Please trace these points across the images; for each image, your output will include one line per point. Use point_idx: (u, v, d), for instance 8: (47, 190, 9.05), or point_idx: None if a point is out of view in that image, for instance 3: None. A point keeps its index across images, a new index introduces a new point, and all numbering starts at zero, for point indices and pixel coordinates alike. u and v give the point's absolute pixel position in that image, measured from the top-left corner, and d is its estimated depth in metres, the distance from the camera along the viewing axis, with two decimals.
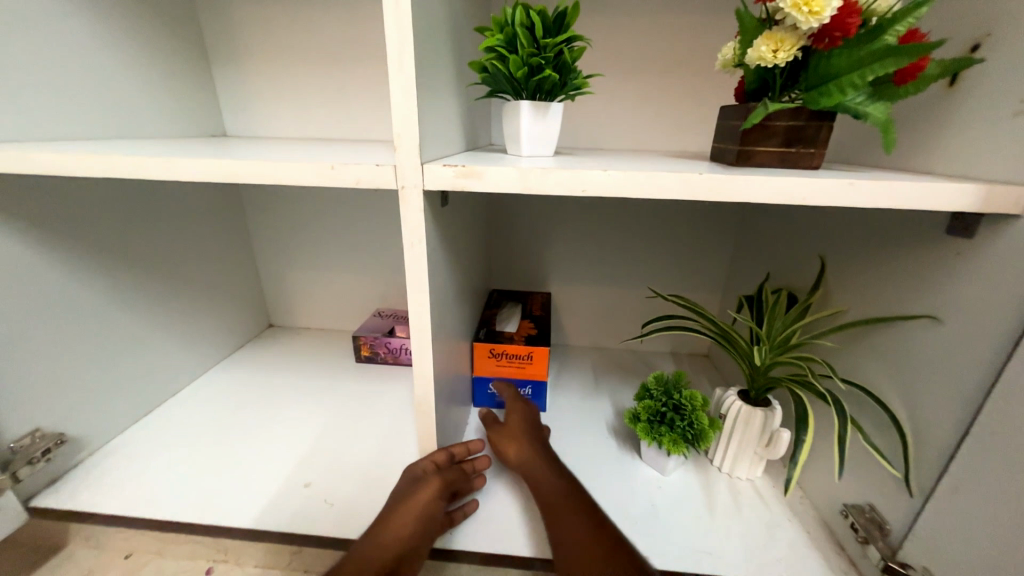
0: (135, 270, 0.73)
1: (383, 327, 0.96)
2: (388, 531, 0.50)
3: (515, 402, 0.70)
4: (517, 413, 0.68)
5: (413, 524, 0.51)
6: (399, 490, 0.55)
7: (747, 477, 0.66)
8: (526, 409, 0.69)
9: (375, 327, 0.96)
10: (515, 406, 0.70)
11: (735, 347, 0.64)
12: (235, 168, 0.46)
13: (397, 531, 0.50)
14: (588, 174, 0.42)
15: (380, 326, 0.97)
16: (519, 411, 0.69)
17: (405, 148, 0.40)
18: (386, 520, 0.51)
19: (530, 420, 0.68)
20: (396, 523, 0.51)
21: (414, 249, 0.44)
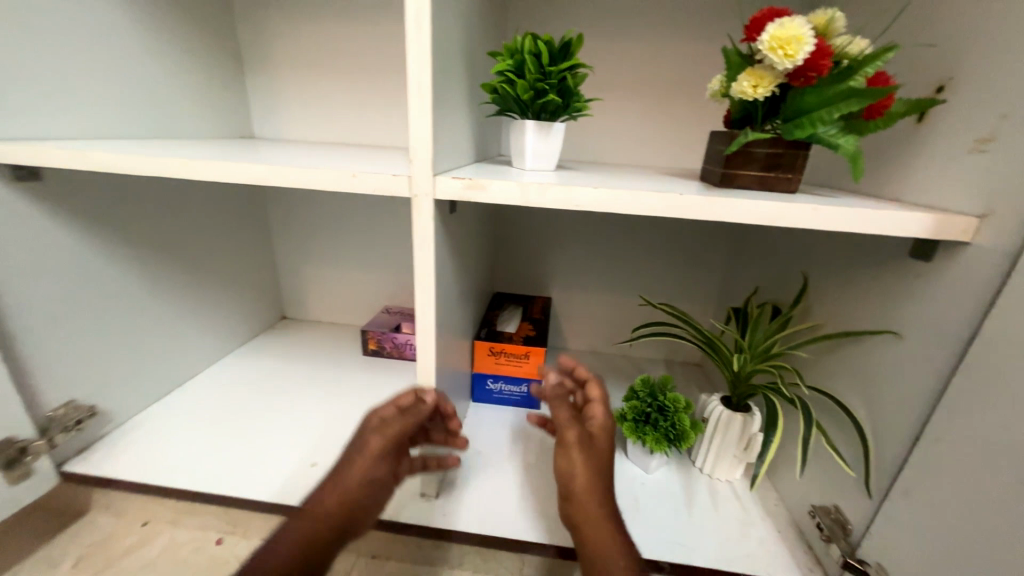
0: (166, 258, 0.79)
1: (390, 323, 1.01)
2: (335, 493, 0.52)
3: (598, 401, 0.61)
4: (598, 419, 0.59)
5: (359, 486, 0.53)
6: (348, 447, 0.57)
7: (727, 478, 0.69)
8: (608, 417, 0.60)
9: (383, 323, 1.01)
10: (597, 406, 0.60)
11: (719, 355, 0.68)
12: (267, 172, 0.51)
13: (337, 494, 0.52)
14: (581, 190, 0.46)
15: (387, 322, 1.02)
16: (600, 413, 0.59)
17: (419, 160, 0.45)
18: (335, 481, 0.53)
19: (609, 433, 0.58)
20: (343, 484, 0.53)
21: (423, 251, 0.49)
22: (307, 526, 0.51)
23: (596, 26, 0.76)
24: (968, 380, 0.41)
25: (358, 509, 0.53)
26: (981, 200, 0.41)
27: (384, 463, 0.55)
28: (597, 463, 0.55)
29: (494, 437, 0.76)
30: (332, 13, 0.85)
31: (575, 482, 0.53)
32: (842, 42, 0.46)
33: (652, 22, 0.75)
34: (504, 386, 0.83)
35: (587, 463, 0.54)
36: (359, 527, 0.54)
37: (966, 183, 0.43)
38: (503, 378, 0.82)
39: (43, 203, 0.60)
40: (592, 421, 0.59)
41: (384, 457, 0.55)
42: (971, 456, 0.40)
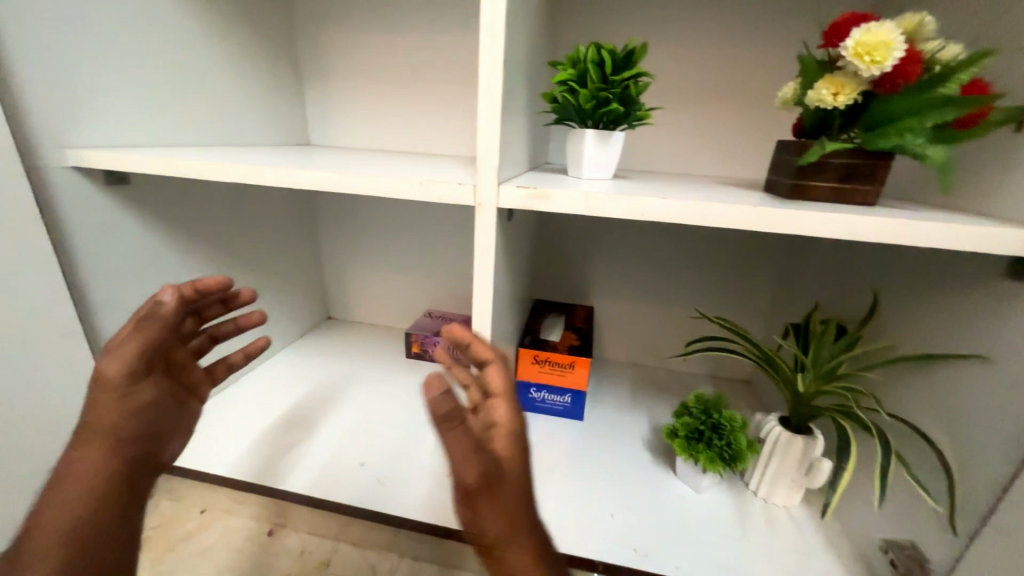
0: (230, 259, 0.83)
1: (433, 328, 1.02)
2: (98, 434, 0.48)
3: (501, 400, 0.49)
4: (502, 431, 0.49)
5: (122, 418, 0.49)
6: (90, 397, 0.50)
7: (785, 504, 0.65)
8: (512, 424, 0.49)
9: (426, 327, 1.03)
10: (501, 406, 0.49)
11: (778, 372, 0.65)
12: (336, 179, 0.53)
13: (104, 442, 0.48)
14: (648, 201, 0.46)
15: (430, 326, 1.03)
16: (505, 426, 0.49)
17: (486, 170, 0.46)
18: (96, 422, 0.49)
19: (516, 446, 0.49)
20: (100, 423, 0.49)
21: (484, 258, 0.49)
22: (83, 489, 0.47)
23: (650, 34, 0.75)
24: None
25: (127, 443, 0.50)
26: None
27: (144, 385, 0.51)
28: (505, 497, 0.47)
29: (538, 447, 0.76)
30: (387, 25, 0.88)
31: (486, 535, 0.47)
32: (932, 46, 0.43)
33: (710, 30, 0.73)
34: (547, 395, 0.82)
35: (499, 502, 0.47)
36: (159, 447, 0.53)
37: None
38: (547, 388, 0.81)
39: (128, 204, 0.65)
40: (492, 432, 0.49)
41: (144, 378, 0.51)
42: None
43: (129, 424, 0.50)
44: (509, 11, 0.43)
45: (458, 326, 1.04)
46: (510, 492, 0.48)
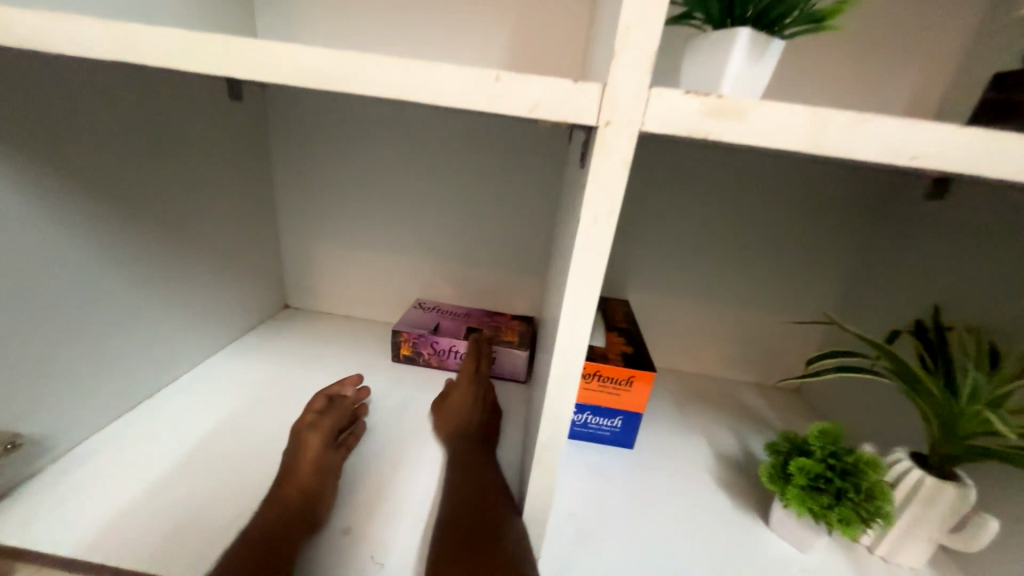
0: (139, 221, 0.56)
1: (427, 323, 0.78)
2: (281, 496, 0.47)
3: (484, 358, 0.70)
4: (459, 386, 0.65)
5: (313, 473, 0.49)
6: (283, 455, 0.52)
7: (911, 565, 0.51)
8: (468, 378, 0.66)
9: (417, 323, 0.78)
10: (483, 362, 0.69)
11: (921, 395, 0.49)
12: (328, 65, 0.28)
13: (300, 483, 0.48)
14: (926, 129, 0.24)
15: (423, 321, 0.79)
16: (461, 381, 0.65)
17: (630, 56, 0.24)
18: (278, 487, 0.47)
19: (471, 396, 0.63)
20: (291, 481, 0.48)
21: (596, 228, 0.28)
22: (272, 515, 0.45)
23: None
24: None
25: (316, 500, 0.48)
26: None
27: (334, 452, 0.53)
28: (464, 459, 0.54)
29: (586, 488, 0.57)
30: None
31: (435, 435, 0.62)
32: None
33: None
34: (591, 418, 0.63)
35: (443, 421, 0.62)
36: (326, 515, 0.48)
37: None
38: (591, 408, 0.62)
39: None
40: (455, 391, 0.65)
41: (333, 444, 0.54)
42: None
43: (319, 482, 0.49)
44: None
45: (457, 321, 0.80)
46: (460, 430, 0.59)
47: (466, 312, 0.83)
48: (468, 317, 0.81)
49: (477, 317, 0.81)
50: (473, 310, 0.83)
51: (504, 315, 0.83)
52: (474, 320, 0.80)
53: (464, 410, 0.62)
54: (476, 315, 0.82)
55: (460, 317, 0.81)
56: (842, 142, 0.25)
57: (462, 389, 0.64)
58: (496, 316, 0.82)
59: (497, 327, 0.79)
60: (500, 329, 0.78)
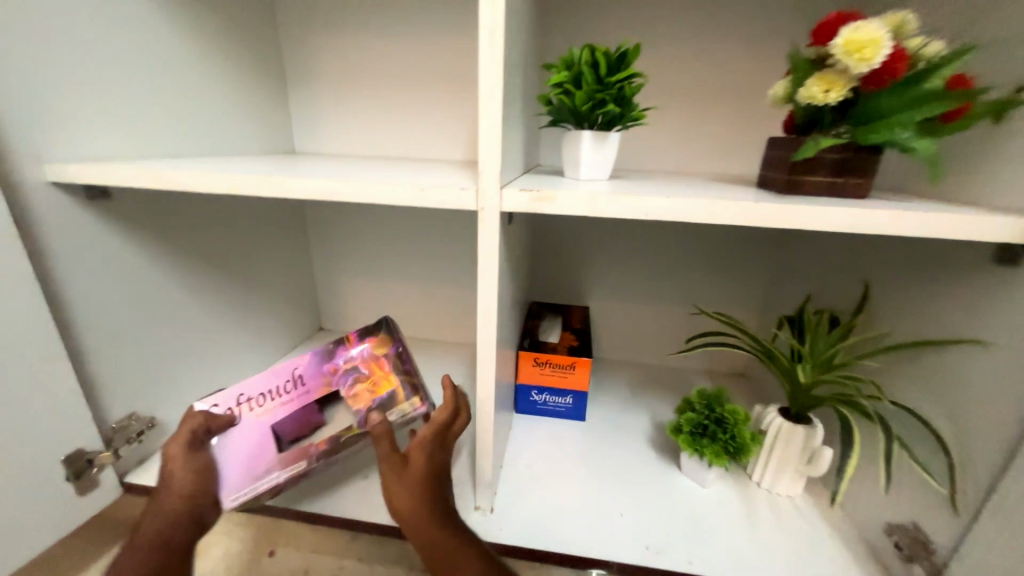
0: (217, 272, 0.80)
1: (264, 451, 0.53)
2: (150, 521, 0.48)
3: (435, 426, 0.54)
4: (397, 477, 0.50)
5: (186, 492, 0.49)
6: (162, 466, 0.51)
7: (787, 493, 0.67)
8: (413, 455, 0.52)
9: (246, 463, 0.52)
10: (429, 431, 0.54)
11: (776, 363, 0.66)
12: (339, 187, 0.51)
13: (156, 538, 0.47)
14: (651, 200, 0.47)
15: (251, 456, 0.52)
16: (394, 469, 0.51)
17: (488, 173, 0.46)
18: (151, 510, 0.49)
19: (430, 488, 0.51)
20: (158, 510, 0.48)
21: (488, 264, 0.49)
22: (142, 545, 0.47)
23: (641, 32, 0.75)
24: None
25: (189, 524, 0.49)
26: None
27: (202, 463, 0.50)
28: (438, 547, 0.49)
29: (542, 448, 0.76)
30: (375, 31, 0.87)
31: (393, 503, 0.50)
32: (916, 43, 0.44)
33: (699, 30, 0.74)
34: (549, 398, 0.82)
35: (411, 487, 0.50)
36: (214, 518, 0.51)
37: None
38: (548, 389, 0.81)
39: (110, 220, 0.62)
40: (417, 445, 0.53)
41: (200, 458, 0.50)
42: None
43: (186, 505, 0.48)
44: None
45: (292, 407, 0.55)
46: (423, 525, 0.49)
47: (281, 384, 0.54)
48: (298, 392, 0.55)
49: (311, 377, 0.56)
50: (291, 370, 0.55)
51: (341, 344, 0.58)
52: (317, 385, 0.56)
53: (435, 475, 0.52)
54: (307, 378, 0.56)
55: (289, 397, 0.55)
56: (615, 209, 0.48)
57: (428, 444, 0.53)
58: (337, 357, 0.57)
59: (356, 373, 0.58)
60: (363, 373, 0.58)
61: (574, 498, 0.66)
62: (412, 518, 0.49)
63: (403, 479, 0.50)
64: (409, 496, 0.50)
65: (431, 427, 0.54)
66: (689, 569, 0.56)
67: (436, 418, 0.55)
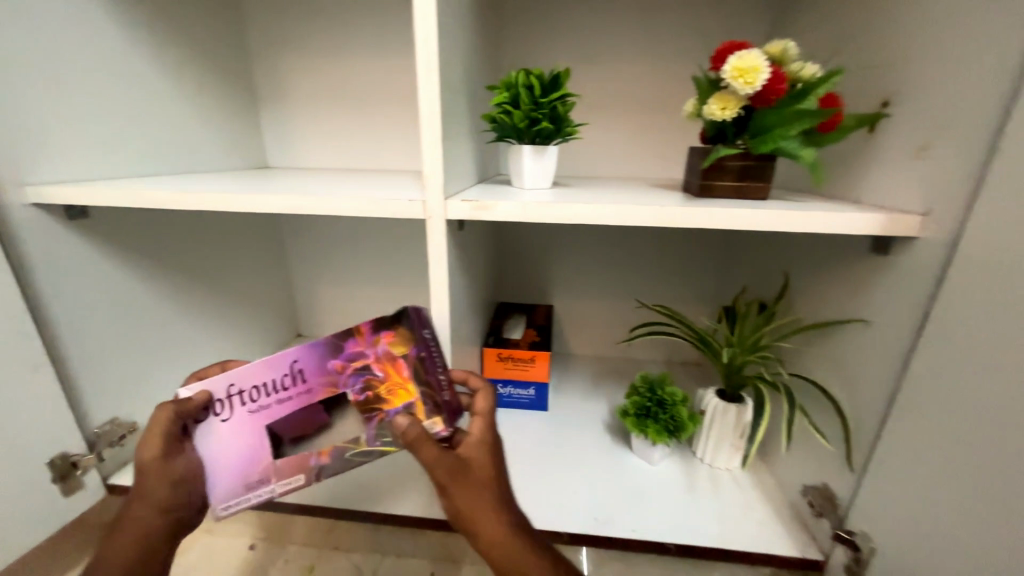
0: (194, 283, 0.84)
1: (258, 451, 0.50)
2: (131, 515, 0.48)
3: (478, 415, 0.52)
4: (450, 477, 0.45)
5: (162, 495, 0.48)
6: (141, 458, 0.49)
7: (726, 467, 0.74)
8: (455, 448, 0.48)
9: (239, 463, 0.50)
10: (478, 421, 0.51)
11: (710, 349, 0.72)
12: (301, 202, 0.57)
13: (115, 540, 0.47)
14: (576, 207, 0.54)
15: (241, 456, 0.50)
16: (445, 467, 0.45)
17: (432, 185, 0.52)
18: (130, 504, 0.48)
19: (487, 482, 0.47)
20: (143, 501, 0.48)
21: (438, 265, 0.55)
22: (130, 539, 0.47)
23: (585, 52, 0.83)
24: (927, 354, 0.46)
25: (176, 517, 0.49)
26: (922, 200, 0.47)
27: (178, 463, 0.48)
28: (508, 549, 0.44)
29: (506, 437, 0.81)
30: (339, 52, 0.92)
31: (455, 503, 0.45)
32: (796, 66, 0.52)
33: (635, 49, 0.81)
34: (513, 391, 0.88)
35: (471, 483, 0.46)
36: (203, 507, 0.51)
37: (908, 187, 0.49)
38: (512, 382, 0.87)
39: (89, 236, 0.66)
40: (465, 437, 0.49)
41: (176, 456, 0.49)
42: (919, 424, 0.46)
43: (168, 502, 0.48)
44: (442, 30, 0.49)
45: (292, 405, 0.51)
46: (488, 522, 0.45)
47: (284, 378, 0.50)
48: (300, 390, 0.51)
49: (313, 373, 0.51)
50: (296, 363, 0.51)
51: (351, 339, 0.52)
52: (320, 385, 0.52)
53: (494, 465, 0.49)
54: (312, 375, 0.51)
55: (289, 394, 0.51)
56: (548, 215, 0.54)
57: (480, 433, 0.50)
58: (344, 352, 0.52)
59: (367, 375, 0.52)
60: (375, 375, 0.52)
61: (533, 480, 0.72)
62: (476, 515, 0.45)
63: (462, 476, 0.46)
64: (469, 493, 0.45)
65: (479, 415, 0.52)
66: (632, 535, 0.62)
67: (478, 406, 0.52)
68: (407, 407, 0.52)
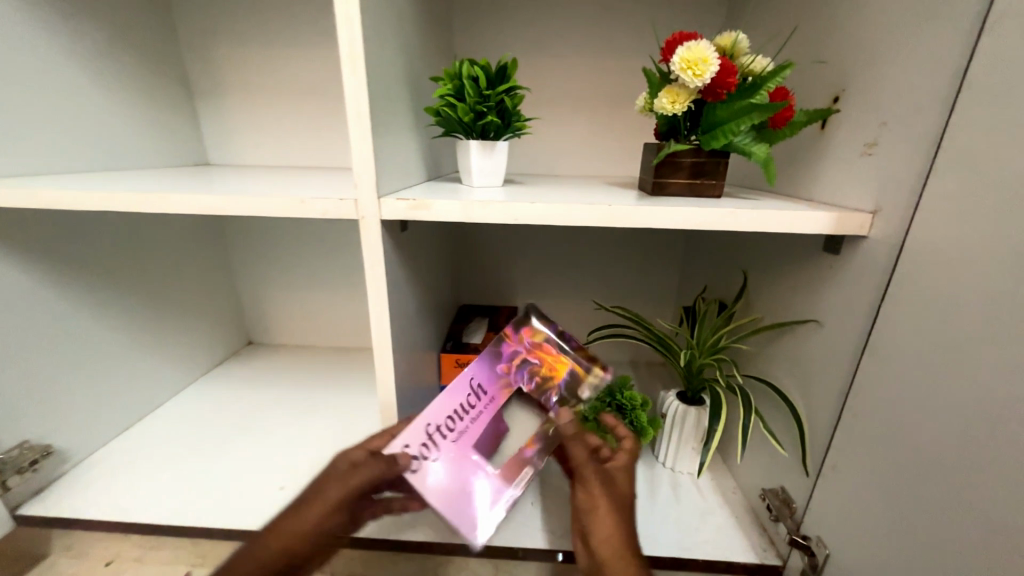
0: (122, 290, 0.77)
1: (481, 472, 0.50)
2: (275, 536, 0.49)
3: (630, 450, 0.55)
4: (601, 497, 0.50)
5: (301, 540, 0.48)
6: (311, 484, 0.51)
7: (688, 470, 0.73)
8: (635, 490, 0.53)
9: (471, 489, 0.49)
10: (628, 455, 0.55)
11: (669, 352, 0.71)
12: (227, 202, 0.52)
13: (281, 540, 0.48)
14: (519, 206, 0.50)
15: (467, 487, 0.49)
16: (602, 489, 0.50)
17: (364, 183, 0.48)
18: (278, 526, 0.49)
19: (631, 520, 0.50)
20: (287, 530, 0.49)
21: (376, 269, 0.52)
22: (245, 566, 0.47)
23: (539, 45, 0.80)
24: (877, 356, 0.45)
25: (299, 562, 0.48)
26: (872, 198, 0.46)
27: (337, 514, 0.50)
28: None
29: None
30: (281, 41, 0.87)
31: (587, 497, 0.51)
32: (747, 60, 0.50)
33: (591, 42, 0.79)
34: None
35: (606, 491, 0.50)
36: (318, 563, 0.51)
37: (858, 184, 0.48)
38: None
39: None
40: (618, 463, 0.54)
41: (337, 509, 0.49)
42: (873, 427, 0.45)
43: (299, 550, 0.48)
44: (368, 15, 0.45)
45: (484, 417, 0.53)
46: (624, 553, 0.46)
47: (467, 398, 0.52)
48: (486, 402, 0.53)
49: (490, 383, 0.54)
50: (473, 381, 0.53)
51: (504, 342, 0.56)
52: (499, 389, 0.54)
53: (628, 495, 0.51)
54: (490, 385, 0.54)
55: (478, 409, 0.52)
56: (491, 214, 0.51)
57: (626, 464, 0.53)
58: (504, 355, 0.55)
59: (529, 366, 0.55)
60: (536, 363, 0.55)
61: None
62: (598, 516, 0.49)
63: (600, 483, 0.51)
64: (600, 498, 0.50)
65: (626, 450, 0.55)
66: None
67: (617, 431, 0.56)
68: (575, 374, 0.56)
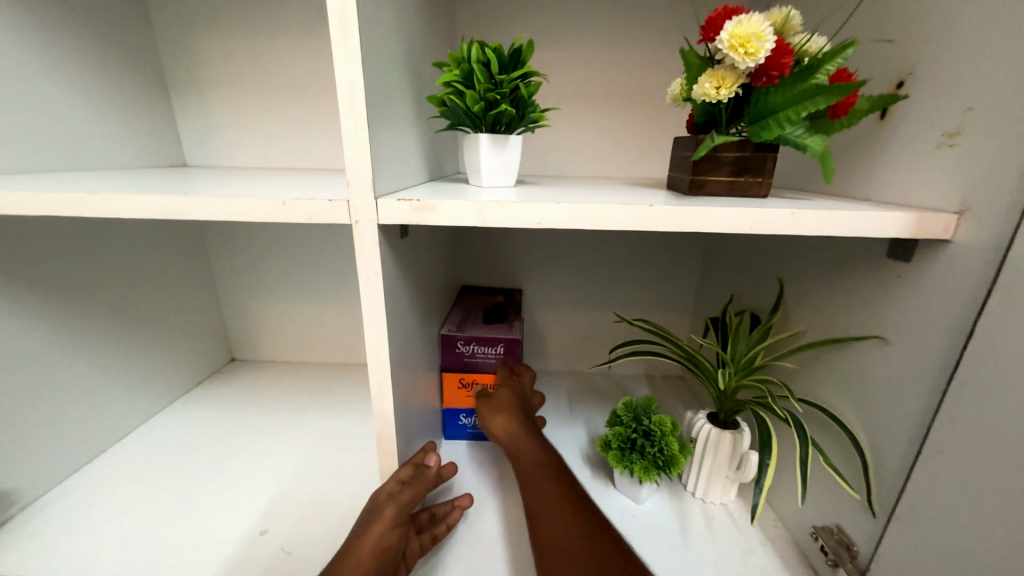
0: (84, 307, 0.68)
1: (494, 325, 0.75)
2: (347, 564, 0.46)
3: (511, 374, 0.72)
4: (488, 412, 0.65)
5: (370, 564, 0.46)
6: (360, 517, 0.51)
7: (721, 501, 0.65)
8: (522, 412, 0.66)
9: (495, 330, 0.74)
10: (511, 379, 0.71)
11: (701, 370, 0.63)
12: (190, 203, 0.44)
13: (363, 567, 0.46)
14: (542, 206, 0.43)
15: (492, 329, 0.74)
16: (487, 407, 0.66)
17: (357, 182, 0.41)
18: (346, 555, 0.47)
19: (506, 429, 0.62)
20: (357, 555, 0.47)
21: (370, 282, 0.44)
22: None
23: (550, 35, 0.73)
24: (972, 382, 0.38)
25: None
26: (956, 196, 0.39)
27: (398, 534, 0.50)
28: (544, 495, 0.52)
29: (472, 477, 0.70)
30: (267, 32, 0.79)
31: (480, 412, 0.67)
32: (799, 40, 0.44)
33: (606, 32, 0.72)
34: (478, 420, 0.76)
35: (488, 409, 0.66)
36: None
37: (935, 180, 0.41)
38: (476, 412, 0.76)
39: None
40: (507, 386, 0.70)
41: (395, 528, 0.50)
42: (964, 467, 0.38)
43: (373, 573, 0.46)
44: None
45: (475, 314, 0.80)
46: (532, 469, 0.56)
47: (460, 314, 0.80)
48: (471, 310, 0.82)
49: (466, 304, 0.84)
50: (456, 308, 0.83)
51: (462, 293, 0.89)
52: (475, 305, 0.84)
53: (515, 402, 0.67)
54: (467, 306, 0.83)
55: (468, 313, 0.81)
56: (508, 217, 0.43)
57: (507, 385, 0.69)
58: (467, 296, 0.88)
59: (483, 294, 0.89)
60: (483, 293, 0.89)
61: (511, 521, 0.61)
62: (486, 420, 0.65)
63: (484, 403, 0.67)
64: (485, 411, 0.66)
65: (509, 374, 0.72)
66: None
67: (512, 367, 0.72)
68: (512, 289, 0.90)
